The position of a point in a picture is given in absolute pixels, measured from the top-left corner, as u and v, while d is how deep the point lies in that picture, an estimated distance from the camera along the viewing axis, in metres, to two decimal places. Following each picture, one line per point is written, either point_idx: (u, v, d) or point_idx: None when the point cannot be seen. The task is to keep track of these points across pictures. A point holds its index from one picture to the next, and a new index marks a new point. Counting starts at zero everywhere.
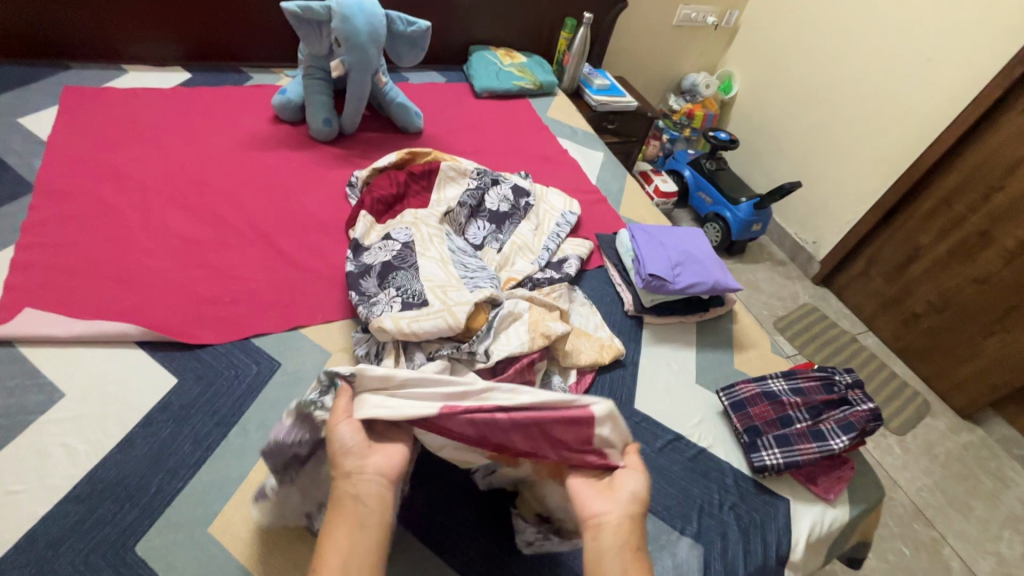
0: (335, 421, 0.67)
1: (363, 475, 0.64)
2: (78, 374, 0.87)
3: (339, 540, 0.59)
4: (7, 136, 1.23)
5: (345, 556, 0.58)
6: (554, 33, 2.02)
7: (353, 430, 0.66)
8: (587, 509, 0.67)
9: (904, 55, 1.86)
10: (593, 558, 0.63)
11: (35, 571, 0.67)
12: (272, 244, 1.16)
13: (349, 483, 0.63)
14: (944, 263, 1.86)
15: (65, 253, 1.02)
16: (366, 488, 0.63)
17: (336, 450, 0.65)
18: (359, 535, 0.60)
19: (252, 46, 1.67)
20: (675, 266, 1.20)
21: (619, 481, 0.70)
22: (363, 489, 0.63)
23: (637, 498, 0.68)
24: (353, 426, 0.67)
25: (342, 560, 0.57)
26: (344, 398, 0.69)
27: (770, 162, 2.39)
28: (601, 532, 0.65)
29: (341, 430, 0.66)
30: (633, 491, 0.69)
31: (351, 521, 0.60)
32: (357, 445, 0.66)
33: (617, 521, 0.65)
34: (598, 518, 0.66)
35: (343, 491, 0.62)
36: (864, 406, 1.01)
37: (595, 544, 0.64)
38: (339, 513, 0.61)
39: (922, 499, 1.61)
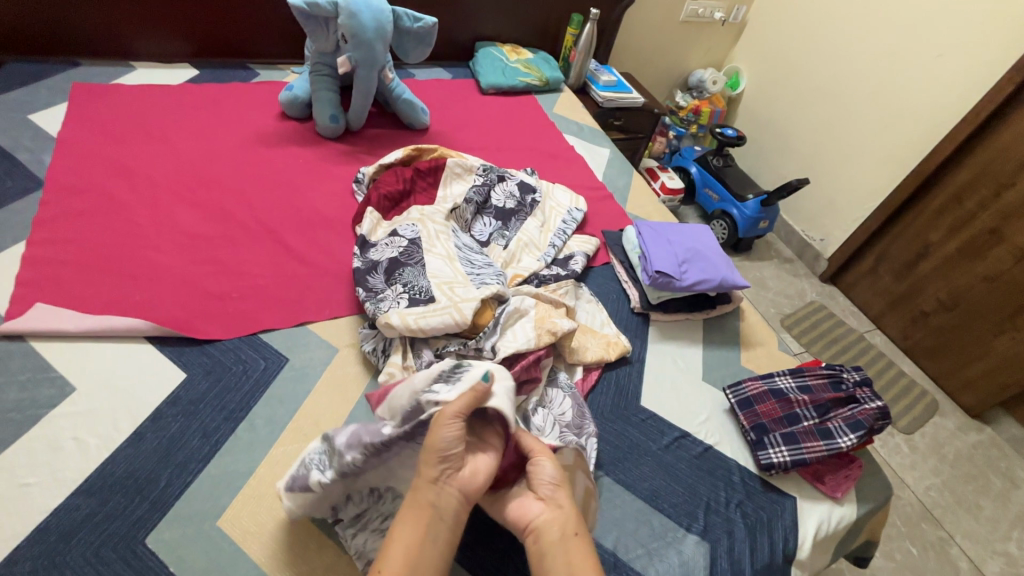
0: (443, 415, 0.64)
1: (445, 486, 0.63)
2: (88, 369, 0.88)
3: (408, 541, 0.59)
4: (17, 133, 1.24)
5: (409, 562, 0.58)
6: (561, 29, 2.01)
7: (454, 439, 0.64)
8: (521, 516, 0.68)
9: (914, 50, 1.84)
10: (540, 560, 0.64)
11: (47, 563, 0.68)
12: (279, 240, 1.16)
13: (433, 489, 0.62)
14: (954, 260, 1.84)
15: (76, 249, 1.03)
16: (446, 500, 0.62)
17: (430, 452, 0.63)
18: (424, 546, 0.59)
19: (259, 43, 1.67)
20: (682, 263, 1.20)
21: (537, 476, 0.70)
22: (445, 502, 0.62)
23: (554, 482, 0.70)
24: (458, 434, 0.64)
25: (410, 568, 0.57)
26: (462, 398, 0.65)
27: (777, 159, 2.38)
28: (540, 534, 0.66)
29: (447, 432, 0.64)
30: (547, 476, 0.70)
31: (422, 528, 0.60)
32: (453, 455, 0.64)
33: (548, 517, 0.67)
34: (532, 524, 0.67)
35: (424, 497, 0.61)
36: (872, 404, 1.00)
37: (538, 547, 0.65)
38: (412, 515, 0.61)
39: (930, 499, 1.60)
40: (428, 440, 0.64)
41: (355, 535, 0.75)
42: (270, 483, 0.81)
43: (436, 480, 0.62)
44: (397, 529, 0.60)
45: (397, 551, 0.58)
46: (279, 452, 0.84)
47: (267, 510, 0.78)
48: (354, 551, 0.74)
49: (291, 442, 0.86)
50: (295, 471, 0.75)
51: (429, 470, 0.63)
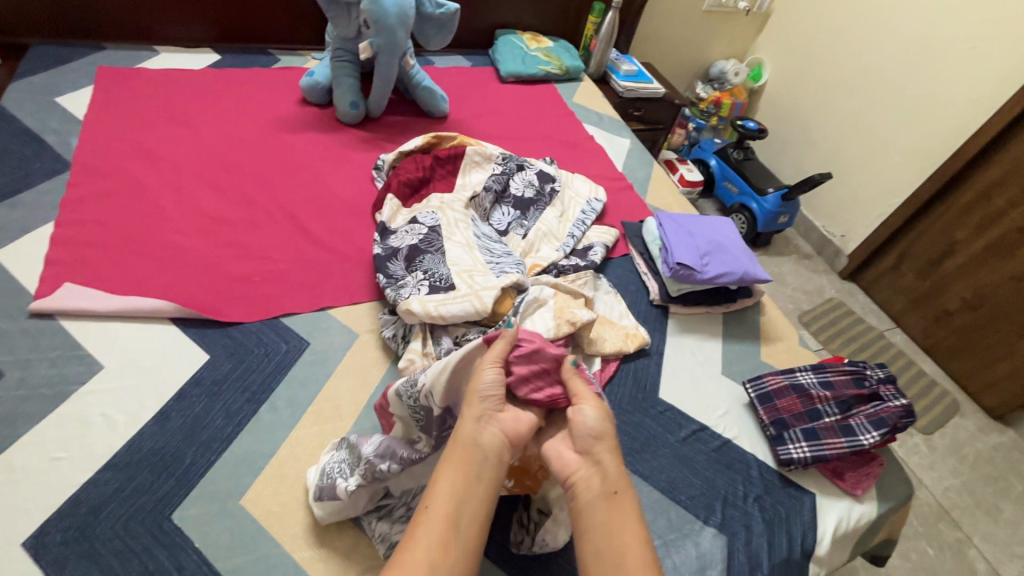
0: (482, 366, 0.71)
1: (487, 425, 0.66)
2: (114, 348, 0.89)
3: (453, 481, 0.61)
4: (45, 115, 1.26)
5: (460, 493, 0.60)
6: (581, 18, 1.98)
7: (494, 381, 0.69)
8: (560, 469, 0.67)
9: (947, 42, 1.79)
10: (577, 514, 0.63)
11: (77, 534, 0.70)
12: (300, 225, 1.17)
13: (475, 428, 0.66)
14: (981, 259, 1.80)
15: (103, 230, 1.04)
16: (488, 440, 0.65)
17: (472, 396, 0.68)
18: (473, 480, 0.61)
19: (280, 28, 1.67)
20: (703, 255, 1.18)
21: (577, 424, 0.68)
22: (486, 439, 0.65)
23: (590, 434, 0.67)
24: (498, 377, 0.70)
25: (456, 498, 0.59)
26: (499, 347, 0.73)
27: (800, 153, 2.33)
28: (577, 489, 0.64)
29: (486, 377, 0.70)
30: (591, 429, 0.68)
31: (471, 467, 0.62)
32: (491, 397, 0.68)
33: (587, 474, 0.65)
34: (569, 478, 0.65)
35: (466, 434, 0.65)
36: (896, 402, 0.99)
37: (575, 502, 0.64)
38: (458, 453, 0.63)
39: (948, 500, 1.57)
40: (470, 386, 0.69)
41: (377, 521, 0.76)
42: (291, 464, 0.82)
43: (479, 418, 0.66)
44: (443, 470, 0.62)
45: (444, 485, 0.60)
46: (300, 434, 0.85)
47: (289, 490, 0.79)
48: (376, 534, 0.75)
49: (311, 425, 0.87)
50: (319, 481, 0.76)
51: (471, 410, 0.67)
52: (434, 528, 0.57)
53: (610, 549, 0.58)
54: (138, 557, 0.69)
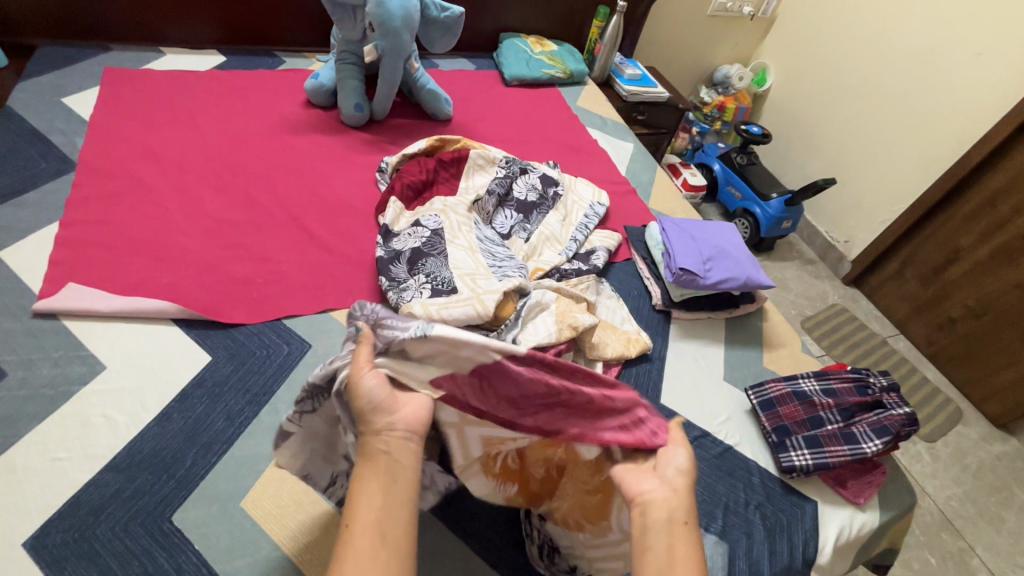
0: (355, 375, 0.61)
1: (394, 432, 0.59)
2: (117, 348, 0.89)
3: (371, 497, 0.54)
4: (51, 116, 1.26)
5: (383, 507, 0.54)
6: (586, 22, 1.99)
7: (378, 384, 0.60)
8: (631, 485, 0.63)
9: (953, 47, 1.78)
10: (641, 531, 0.59)
11: (77, 535, 0.70)
12: (304, 227, 1.17)
13: (379, 440, 0.58)
14: (985, 266, 1.79)
15: (105, 230, 1.05)
16: (398, 446, 0.58)
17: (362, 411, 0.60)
18: (392, 490, 0.55)
19: (286, 31, 1.68)
20: (706, 260, 1.18)
21: (662, 457, 0.65)
22: (397, 447, 0.58)
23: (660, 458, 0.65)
24: (379, 379, 0.61)
25: (380, 512, 0.54)
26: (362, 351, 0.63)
27: (804, 158, 2.32)
28: (647, 508, 0.60)
29: (366, 381, 0.60)
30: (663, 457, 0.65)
31: (384, 477, 0.56)
32: (382, 403, 0.60)
33: (660, 495, 0.61)
34: (638, 496, 0.61)
35: (371, 448, 0.58)
36: (900, 410, 0.98)
37: (643, 519, 0.59)
38: (368, 470, 0.57)
39: (951, 509, 1.56)
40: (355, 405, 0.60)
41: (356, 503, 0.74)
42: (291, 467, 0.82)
43: (376, 431, 0.59)
44: (357, 489, 0.55)
45: (363, 502, 0.54)
46: None
47: (288, 493, 0.79)
48: None
49: None
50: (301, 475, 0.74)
51: (369, 426, 0.59)
52: (363, 547, 0.51)
53: (670, 569, 0.54)
54: (138, 559, 0.69)
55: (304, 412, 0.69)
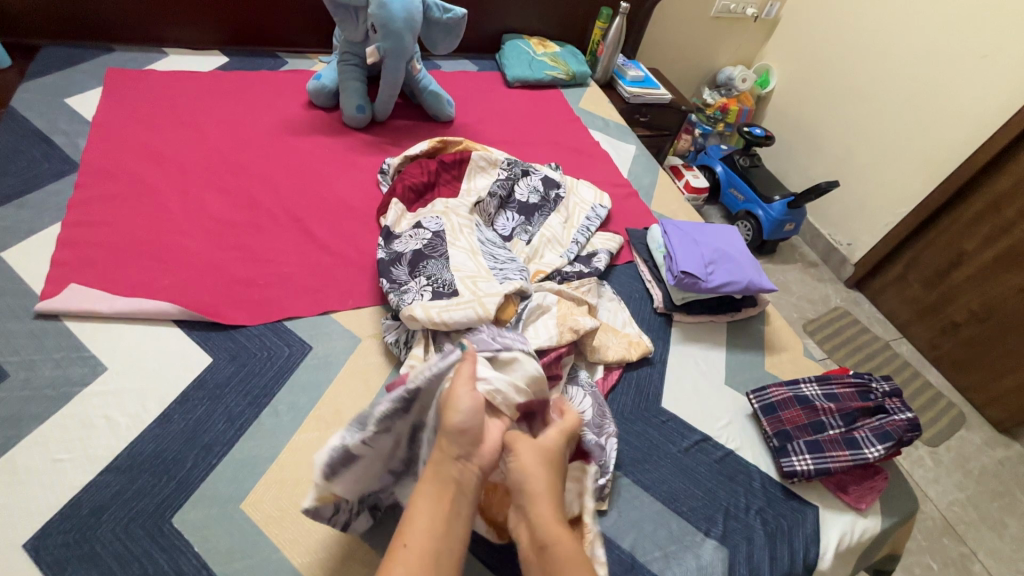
0: (455, 392, 0.65)
1: (469, 461, 0.62)
2: (119, 348, 0.90)
3: (430, 519, 0.57)
4: (54, 116, 1.27)
5: (439, 534, 0.56)
6: (589, 23, 1.98)
7: (471, 406, 0.63)
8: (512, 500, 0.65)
9: (958, 50, 1.78)
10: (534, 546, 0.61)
11: (78, 536, 0.70)
12: (306, 229, 1.17)
13: (457, 465, 0.61)
14: (989, 269, 1.78)
15: (108, 232, 1.05)
16: (468, 477, 0.61)
17: (450, 431, 0.62)
18: (451, 521, 0.58)
19: (288, 31, 1.68)
20: (708, 264, 1.18)
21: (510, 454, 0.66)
22: (467, 477, 0.61)
23: (529, 493, 0.63)
24: (472, 399, 0.64)
25: (437, 539, 0.56)
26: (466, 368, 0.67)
27: (807, 161, 2.31)
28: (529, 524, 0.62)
29: (463, 402, 0.64)
30: (532, 484, 0.64)
31: (449, 505, 0.59)
32: (469, 428, 0.63)
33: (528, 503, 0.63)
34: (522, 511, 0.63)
35: (445, 471, 0.61)
36: (902, 415, 0.98)
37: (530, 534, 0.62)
38: (433, 490, 0.59)
39: (953, 514, 1.56)
40: (444, 420, 0.63)
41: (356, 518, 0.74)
42: (291, 469, 0.82)
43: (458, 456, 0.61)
44: (417, 505, 0.58)
45: (419, 522, 0.56)
46: (302, 438, 0.85)
47: (288, 496, 0.79)
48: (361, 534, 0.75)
49: (312, 429, 0.87)
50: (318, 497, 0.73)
51: (448, 447, 0.62)
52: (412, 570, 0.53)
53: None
54: (139, 561, 0.69)
55: (379, 434, 0.71)
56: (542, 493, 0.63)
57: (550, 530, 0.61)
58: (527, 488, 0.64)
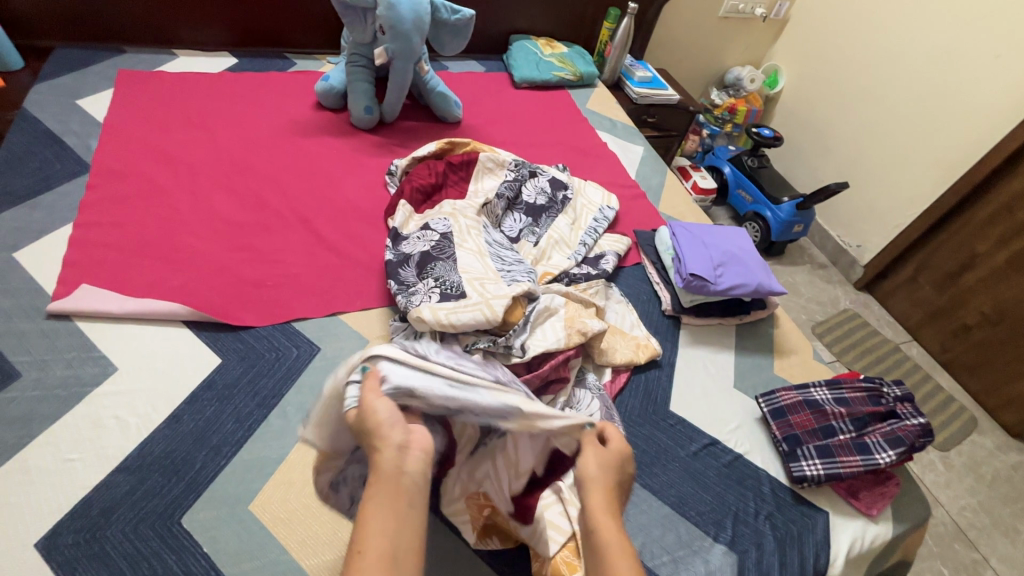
0: (367, 399, 0.63)
1: (410, 448, 0.60)
2: (130, 349, 0.90)
3: (385, 520, 0.54)
4: (66, 117, 1.28)
5: (398, 529, 0.54)
6: (596, 23, 1.97)
7: (390, 406, 0.63)
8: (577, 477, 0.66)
9: (971, 50, 1.75)
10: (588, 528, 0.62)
11: (89, 536, 0.70)
12: (314, 230, 1.17)
13: (399, 457, 0.59)
14: (1002, 272, 1.76)
15: (118, 232, 1.06)
16: (413, 465, 0.59)
17: (378, 428, 0.61)
18: (407, 513, 0.55)
19: (296, 32, 1.68)
20: (717, 266, 1.17)
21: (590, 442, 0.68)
22: (412, 466, 0.59)
23: (586, 480, 0.65)
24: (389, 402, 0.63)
25: (392, 535, 0.53)
26: (372, 377, 0.66)
27: (816, 162, 2.30)
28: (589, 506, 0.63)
29: (380, 404, 0.63)
30: (586, 473, 0.65)
31: (403, 498, 0.56)
32: (397, 421, 0.62)
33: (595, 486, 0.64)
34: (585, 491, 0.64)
35: (389, 466, 0.58)
36: (914, 420, 0.97)
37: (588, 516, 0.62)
38: (380, 490, 0.56)
39: (965, 520, 1.54)
40: (369, 423, 0.62)
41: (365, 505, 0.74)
42: (300, 470, 0.82)
43: (399, 445, 0.60)
44: (371, 509, 0.55)
45: (375, 526, 0.53)
46: None
47: (297, 496, 0.79)
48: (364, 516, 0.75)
49: None
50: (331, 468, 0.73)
51: (389, 439, 0.60)
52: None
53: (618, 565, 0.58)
54: (148, 560, 0.70)
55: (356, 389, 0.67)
56: (598, 483, 0.65)
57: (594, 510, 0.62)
58: (585, 476, 0.65)
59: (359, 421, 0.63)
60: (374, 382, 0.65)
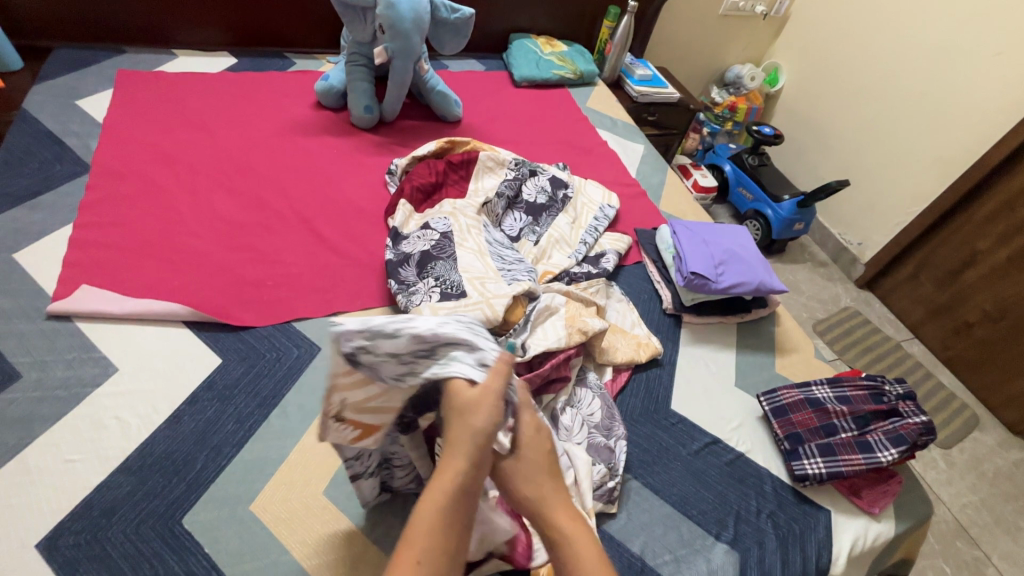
0: (482, 395, 0.63)
1: (483, 470, 0.62)
2: (130, 349, 0.90)
3: (446, 532, 0.56)
4: (66, 118, 1.28)
5: (453, 551, 0.56)
6: (596, 21, 1.97)
7: (496, 419, 0.63)
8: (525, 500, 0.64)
9: (973, 46, 1.74)
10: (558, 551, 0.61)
11: (90, 537, 0.70)
12: (314, 229, 1.17)
13: (474, 478, 0.60)
14: (1003, 269, 1.76)
15: (119, 232, 1.06)
16: (478, 484, 0.61)
17: (472, 437, 0.61)
18: (461, 535, 0.58)
19: (296, 32, 1.68)
20: (718, 264, 1.17)
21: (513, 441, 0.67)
22: (477, 488, 0.61)
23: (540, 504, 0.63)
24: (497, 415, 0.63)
25: (448, 556, 0.55)
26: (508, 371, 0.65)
27: (817, 160, 2.29)
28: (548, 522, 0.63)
29: (486, 413, 0.62)
30: (539, 490, 0.64)
31: (463, 521, 0.58)
32: (487, 437, 0.62)
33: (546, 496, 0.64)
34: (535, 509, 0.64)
35: (464, 482, 0.59)
36: (916, 418, 0.96)
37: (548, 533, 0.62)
38: (445, 503, 0.58)
39: (966, 517, 1.54)
40: (465, 425, 0.62)
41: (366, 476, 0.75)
42: (301, 471, 0.82)
43: (481, 463, 0.61)
44: (430, 514, 0.57)
45: (431, 534, 0.55)
46: (310, 440, 0.85)
47: (298, 497, 0.79)
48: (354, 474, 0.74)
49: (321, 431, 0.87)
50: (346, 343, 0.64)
51: (473, 452, 0.61)
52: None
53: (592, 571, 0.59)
54: (149, 561, 0.69)
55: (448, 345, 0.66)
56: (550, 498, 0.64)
57: (572, 534, 0.61)
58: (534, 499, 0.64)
59: (464, 410, 0.63)
60: (504, 373, 0.65)
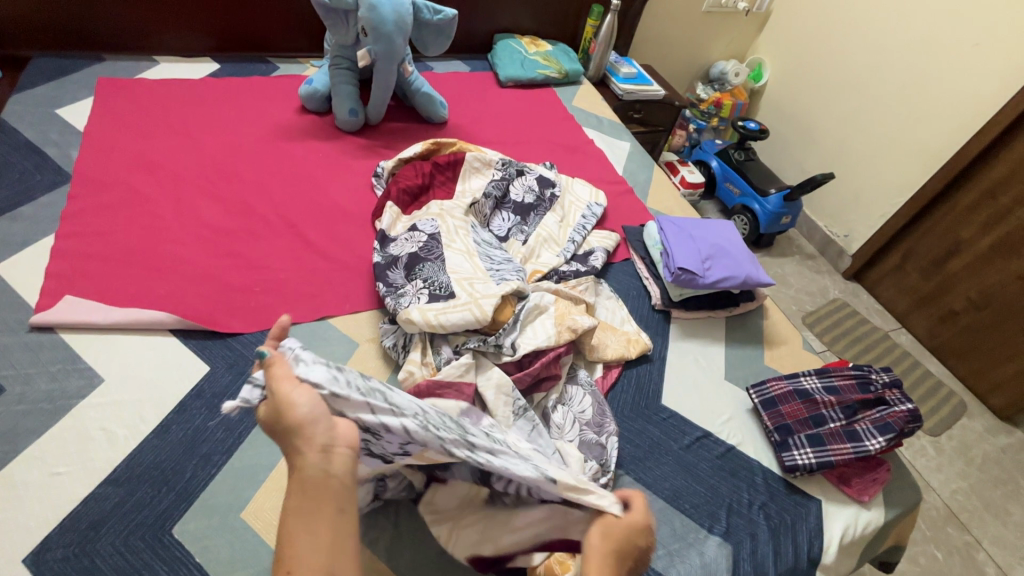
0: (280, 391, 0.55)
1: (336, 448, 0.53)
2: (116, 359, 0.89)
3: (314, 533, 0.50)
4: (45, 128, 1.26)
5: (334, 544, 0.50)
6: (580, 21, 1.98)
7: (311, 399, 0.54)
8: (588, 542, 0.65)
9: (951, 38, 1.77)
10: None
11: (78, 550, 0.69)
12: (301, 234, 1.16)
13: (325, 460, 0.52)
14: (986, 258, 1.79)
15: (101, 242, 1.04)
16: (340, 466, 0.53)
17: (299, 428, 0.53)
18: (339, 520, 0.51)
19: (279, 36, 1.67)
20: (705, 259, 1.18)
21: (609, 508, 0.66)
22: (339, 467, 0.53)
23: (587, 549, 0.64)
24: (310, 393, 0.55)
25: (326, 550, 0.49)
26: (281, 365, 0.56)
27: (802, 154, 2.31)
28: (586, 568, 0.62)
29: (299, 396, 0.54)
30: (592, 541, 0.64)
31: (333, 505, 0.51)
32: (319, 417, 0.54)
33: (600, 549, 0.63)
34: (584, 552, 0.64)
35: (315, 472, 0.51)
36: (902, 406, 0.97)
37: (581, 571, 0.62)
38: (304, 500, 0.51)
39: (956, 502, 1.56)
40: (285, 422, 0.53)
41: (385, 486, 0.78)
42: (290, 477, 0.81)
43: (325, 447, 0.53)
44: (296, 528, 0.50)
45: (302, 544, 0.49)
46: None
47: None
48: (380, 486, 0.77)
49: None
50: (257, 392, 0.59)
51: (312, 441, 0.53)
52: None
53: None
54: (138, 572, 0.69)
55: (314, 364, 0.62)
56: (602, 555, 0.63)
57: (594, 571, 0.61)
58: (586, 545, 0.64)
59: (274, 421, 0.54)
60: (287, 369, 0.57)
